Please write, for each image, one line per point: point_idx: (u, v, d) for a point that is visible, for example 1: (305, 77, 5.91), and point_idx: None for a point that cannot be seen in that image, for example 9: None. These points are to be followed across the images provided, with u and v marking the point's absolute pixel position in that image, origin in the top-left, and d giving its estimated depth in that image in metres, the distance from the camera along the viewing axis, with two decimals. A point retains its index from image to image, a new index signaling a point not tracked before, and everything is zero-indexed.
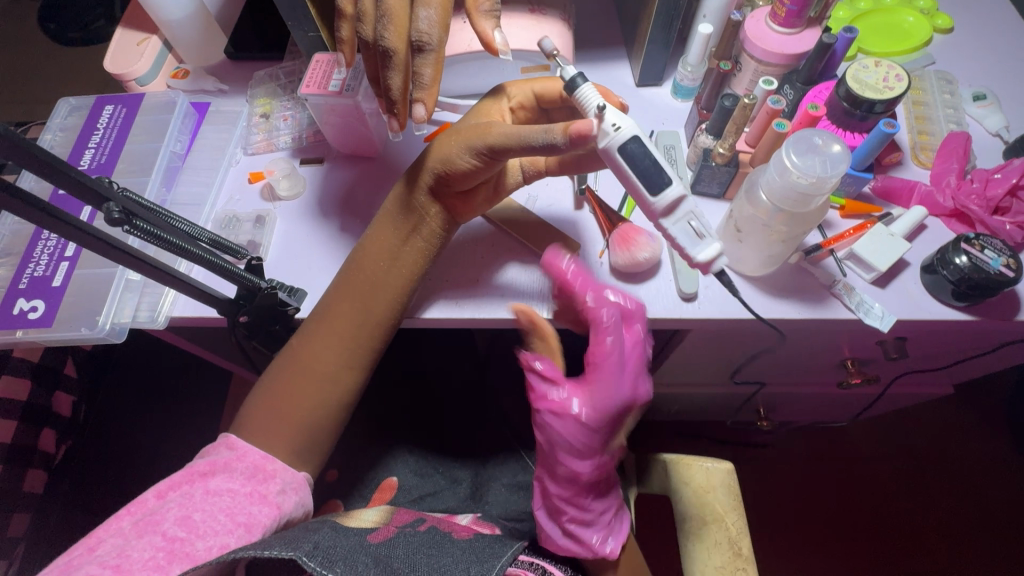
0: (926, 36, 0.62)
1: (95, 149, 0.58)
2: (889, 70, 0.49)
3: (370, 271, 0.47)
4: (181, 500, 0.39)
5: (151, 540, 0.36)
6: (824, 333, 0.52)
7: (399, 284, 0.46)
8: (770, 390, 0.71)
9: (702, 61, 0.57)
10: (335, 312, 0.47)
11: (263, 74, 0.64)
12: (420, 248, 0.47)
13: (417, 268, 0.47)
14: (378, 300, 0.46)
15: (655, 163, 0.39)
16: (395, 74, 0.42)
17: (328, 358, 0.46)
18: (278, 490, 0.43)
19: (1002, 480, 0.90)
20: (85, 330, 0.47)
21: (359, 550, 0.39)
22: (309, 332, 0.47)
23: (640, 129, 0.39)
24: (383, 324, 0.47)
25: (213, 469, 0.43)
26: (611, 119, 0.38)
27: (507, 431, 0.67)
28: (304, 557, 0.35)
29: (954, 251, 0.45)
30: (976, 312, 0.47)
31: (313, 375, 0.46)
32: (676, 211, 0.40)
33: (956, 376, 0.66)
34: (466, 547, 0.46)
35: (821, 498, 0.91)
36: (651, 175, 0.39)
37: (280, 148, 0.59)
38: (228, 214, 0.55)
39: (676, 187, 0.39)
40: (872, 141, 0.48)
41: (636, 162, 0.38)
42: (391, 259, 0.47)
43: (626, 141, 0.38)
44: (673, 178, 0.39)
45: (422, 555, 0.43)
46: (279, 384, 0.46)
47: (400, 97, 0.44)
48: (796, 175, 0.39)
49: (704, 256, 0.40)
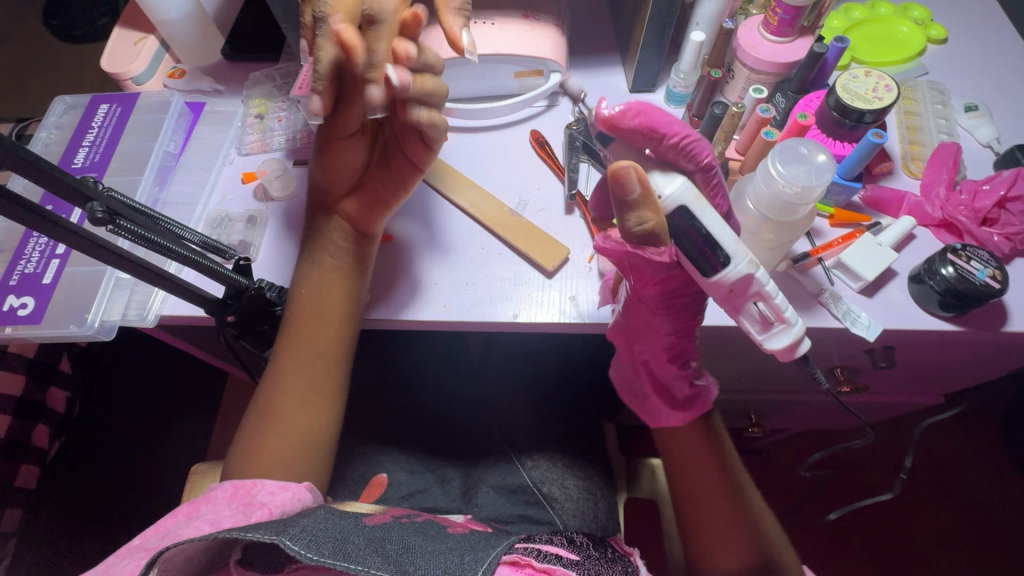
0: (919, 46, 0.62)
1: (89, 148, 0.58)
2: (878, 81, 0.49)
3: (318, 270, 0.49)
4: (161, 527, 0.39)
5: (135, 555, 0.36)
6: (812, 342, 0.52)
7: (332, 314, 0.48)
8: (762, 397, 0.71)
9: (695, 69, 0.56)
10: (293, 315, 0.48)
11: (258, 74, 0.65)
12: (336, 249, 0.50)
13: (341, 285, 0.49)
14: (316, 324, 0.48)
15: (712, 237, 0.36)
16: (325, 42, 0.41)
17: (293, 389, 0.47)
18: (266, 490, 0.42)
19: (996, 490, 0.90)
20: (73, 327, 0.48)
21: (350, 532, 0.39)
22: (288, 333, 0.48)
23: (689, 190, 0.37)
24: (335, 342, 0.49)
25: (194, 505, 0.41)
26: (659, 186, 0.37)
27: (497, 434, 0.66)
28: (286, 540, 0.35)
29: (940, 262, 0.45)
30: (964, 323, 0.47)
31: (281, 414, 0.47)
32: (744, 287, 0.37)
33: (946, 387, 0.66)
34: (460, 539, 0.46)
35: (813, 506, 0.91)
36: (703, 259, 0.37)
37: (273, 149, 0.59)
38: (220, 214, 0.55)
39: (738, 265, 0.36)
40: (861, 151, 0.48)
41: (691, 239, 0.37)
42: (315, 285, 0.48)
43: (672, 209, 0.37)
44: (733, 251, 0.36)
45: (417, 539, 0.43)
46: (253, 432, 0.47)
47: (328, 73, 0.42)
48: (781, 184, 0.40)
49: (782, 343, 0.38)
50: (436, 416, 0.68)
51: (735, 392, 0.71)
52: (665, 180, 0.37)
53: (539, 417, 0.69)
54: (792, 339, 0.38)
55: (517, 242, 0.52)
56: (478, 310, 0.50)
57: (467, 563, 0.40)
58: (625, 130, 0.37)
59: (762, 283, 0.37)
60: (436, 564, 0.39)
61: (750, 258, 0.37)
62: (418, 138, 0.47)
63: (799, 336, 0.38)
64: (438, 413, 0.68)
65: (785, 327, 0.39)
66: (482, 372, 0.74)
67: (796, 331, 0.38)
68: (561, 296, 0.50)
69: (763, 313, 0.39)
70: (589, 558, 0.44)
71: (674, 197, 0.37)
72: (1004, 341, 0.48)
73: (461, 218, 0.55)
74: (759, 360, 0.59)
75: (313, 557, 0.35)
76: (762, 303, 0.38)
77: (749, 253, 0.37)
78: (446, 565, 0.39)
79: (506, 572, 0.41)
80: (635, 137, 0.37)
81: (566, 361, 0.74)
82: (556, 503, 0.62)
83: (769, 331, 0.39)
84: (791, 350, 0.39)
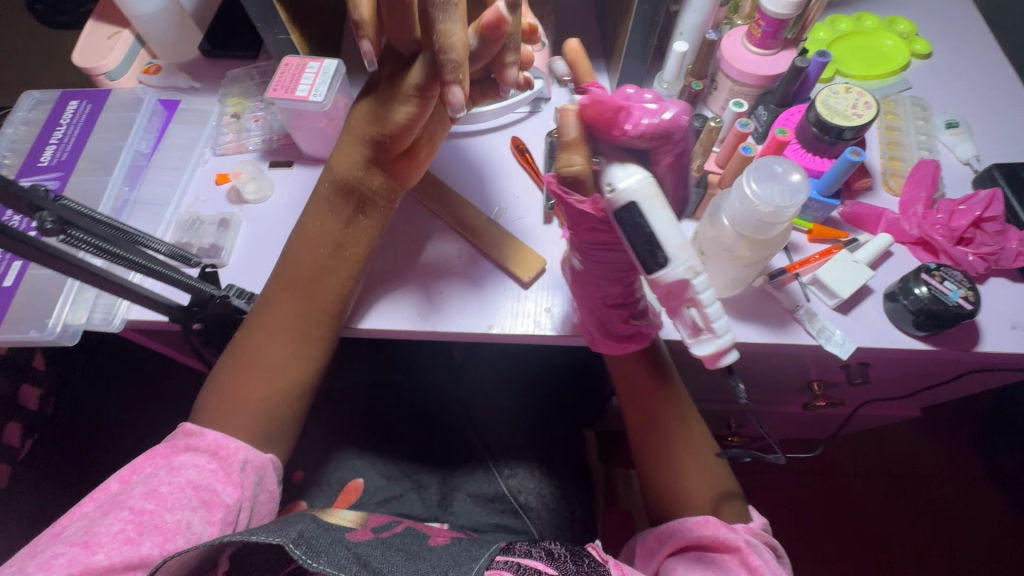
0: (903, 60, 0.62)
1: (56, 146, 0.57)
2: (858, 98, 0.49)
3: (316, 249, 0.46)
4: (146, 479, 0.39)
5: (119, 514, 0.36)
6: (788, 356, 0.52)
7: (328, 296, 0.46)
8: (741, 407, 0.71)
9: (678, 78, 0.55)
10: (276, 305, 0.45)
11: (236, 72, 0.63)
12: (370, 216, 0.47)
13: (360, 257, 0.47)
14: (323, 291, 0.45)
15: (654, 236, 0.35)
16: (454, 24, 0.38)
17: (274, 353, 0.45)
18: (241, 467, 0.42)
19: (972, 500, 0.90)
20: (33, 332, 0.46)
21: (341, 544, 0.39)
22: (257, 324, 0.45)
23: (648, 188, 0.35)
24: (329, 318, 0.46)
25: (175, 449, 0.42)
26: (614, 177, 0.35)
27: (474, 441, 0.66)
28: (290, 544, 0.35)
29: (914, 282, 0.45)
30: (937, 342, 0.47)
31: (258, 371, 0.44)
32: (682, 291, 0.37)
33: (923, 401, 0.66)
34: (444, 552, 0.45)
35: (792, 514, 0.91)
36: (645, 256, 0.36)
37: (249, 150, 0.58)
38: (192, 216, 0.54)
39: (676, 268, 0.35)
40: (838, 168, 0.48)
41: (634, 233, 0.35)
42: (334, 246, 0.46)
43: (622, 205, 0.35)
44: (674, 254, 0.35)
45: (402, 559, 0.41)
46: (223, 379, 0.45)
47: (465, 58, 0.39)
48: (756, 203, 0.39)
49: (706, 351, 0.38)
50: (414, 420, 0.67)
51: (715, 401, 0.71)
52: (622, 171, 0.35)
53: (518, 423, 0.69)
54: (715, 349, 0.37)
55: (493, 252, 0.51)
56: (452, 320, 0.49)
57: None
58: (594, 118, 0.34)
59: (699, 291, 0.36)
60: None
61: (691, 264, 0.36)
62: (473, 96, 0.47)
63: (724, 347, 0.37)
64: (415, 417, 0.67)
65: (710, 336, 0.38)
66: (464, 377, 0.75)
67: (722, 343, 0.37)
68: (536, 307, 0.50)
69: (697, 320, 0.38)
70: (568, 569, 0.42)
71: (629, 189, 0.34)
72: (978, 360, 0.48)
73: (442, 227, 0.54)
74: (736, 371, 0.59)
75: (312, 564, 0.35)
76: (695, 310, 0.37)
77: (692, 259, 0.36)
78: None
79: None
80: (597, 125, 0.35)
81: (546, 368, 0.75)
82: (533, 512, 0.62)
83: (697, 337, 0.38)
84: (714, 358, 0.38)
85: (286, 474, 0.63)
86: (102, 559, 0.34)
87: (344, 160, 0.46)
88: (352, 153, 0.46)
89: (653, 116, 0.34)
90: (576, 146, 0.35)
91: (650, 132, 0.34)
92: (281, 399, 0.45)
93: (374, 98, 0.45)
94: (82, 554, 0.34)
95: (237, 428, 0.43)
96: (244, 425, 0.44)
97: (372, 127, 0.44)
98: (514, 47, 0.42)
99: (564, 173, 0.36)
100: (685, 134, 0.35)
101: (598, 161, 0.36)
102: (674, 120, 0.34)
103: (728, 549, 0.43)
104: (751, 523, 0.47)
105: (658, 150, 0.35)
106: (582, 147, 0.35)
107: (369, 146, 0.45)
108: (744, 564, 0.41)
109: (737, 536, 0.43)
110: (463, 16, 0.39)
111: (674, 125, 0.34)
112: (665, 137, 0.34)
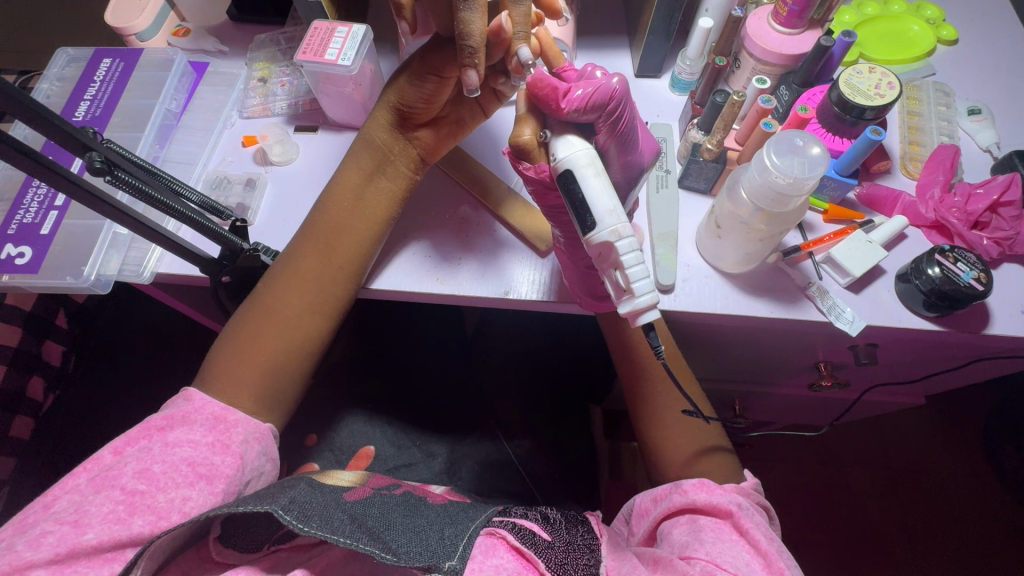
0: (929, 46, 0.61)
1: (90, 101, 0.59)
2: (882, 78, 0.49)
3: (340, 209, 0.48)
4: (139, 454, 0.38)
5: (110, 494, 0.36)
6: (796, 334, 0.53)
7: (348, 252, 0.47)
8: (748, 387, 0.72)
9: (701, 56, 0.57)
10: (300, 259, 0.47)
11: (264, 37, 0.64)
12: (392, 183, 0.49)
13: (382, 212, 0.48)
14: (344, 245, 0.47)
15: (584, 200, 0.36)
16: (474, 14, 0.38)
17: (293, 302, 0.46)
18: (241, 439, 0.42)
19: (972, 495, 0.91)
20: (69, 279, 0.48)
21: (335, 507, 0.39)
22: (277, 279, 0.46)
23: (585, 158, 0.37)
24: (353, 273, 0.48)
25: (171, 423, 0.41)
26: (557, 148, 0.37)
27: (483, 413, 0.67)
28: (280, 510, 0.36)
29: (927, 262, 0.46)
30: (946, 323, 0.47)
31: (279, 319, 0.46)
32: (608, 256, 0.37)
33: (928, 388, 0.66)
34: (440, 511, 0.45)
35: (790, 498, 0.92)
36: (578, 219, 0.37)
37: (275, 114, 0.60)
38: (219, 175, 0.56)
39: (601, 231, 0.36)
40: (858, 147, 0.48)
41: (570, 199, 0.37)
42: (357, 201, 0.48)
43: (562, 171, 0.37)
44: (600, 218, 0.36)
45: (398, 517, 0.42)
46: (244, 324, 0.46)
47: (483, 45, 0.39)
48: (776, 175, 0.40)
49: (623, 311, 0.37)
50: (426, 388, 0.68)
51: (721, 381, 0.72)
52: (563, 143, 0.37)
53: (527, 396, 0.70)
54: (632, 310, 0.37)
55: (510, 221, 0.52)
56: (469, 286, 0.50)
57: (446, 541, 0.39)
58: (535, 96, 0.37)
59: (621, 254, 0.36)
60: (417, 544, 0.38)
61: (616, 228, 0.36)
62: (492, 90, 0.47)
63: (642, 308, 0.36)
64: (427, 386, 0.68)
65: (630, 296, 0.37)
66: (477, 351, 0.77)
67: (640, 304, 0.36)
68: (551, 277, 0.51)
69: (621, 282, 0.37)
70: (563, 537, 0.43)
71: (567, 159, 0.37)
72: (986, 344, 0.49)
73: (461, 194, 0.55)
74: (744, 348, 0.60)
75: (305, 529, 0.36)
76: (620, 273, 0.37)
77: (617, 223, 0.36)
78: (428, 544, 0.39)
79: (482, 544, 0.40)
80: (540, 102, 0.38)
81: (558, 341, 0.76)
82: (539, 482, 0.63)
83: (619, 298, 0.38)
84: (632, 318, 0.37)
85: (300, 435, 0.64)
86: (91, 539, 0.34)
87: (372, 120, 0.49)
88: (378, 115, 0.48)
89: (588, 89, 0.36)
90: (525, 120, 0.38)
91: (587, 102, 0.36)
92: (299, 353, 0.46)
93: (404, 67, 0.47)
94: (72, 533, 0.34)
95: (254, 379, 0.45)
96: (260, 373, 0.45)
97: (397, 96, 0.47)
98: (523, 36, 0.41)
99: (513, 143, 0.39)
100: (622, 102, 0.37)
101: (545, 134, 0.38)
102: (605, 91, 0.36)
103: (720, 513, 0.43)
104: (743, 483, 0.48)
105: (597, 122, 0.38)
106: (530, 121, 0.39)
107: (393, 112, 0.48)
108: (736, 527, 0.42)
109: (728, 501, 0.44)
110: (484, 9, 0.38)
111: (604, 96, 0.36)
112: (599, 108, 0.37)
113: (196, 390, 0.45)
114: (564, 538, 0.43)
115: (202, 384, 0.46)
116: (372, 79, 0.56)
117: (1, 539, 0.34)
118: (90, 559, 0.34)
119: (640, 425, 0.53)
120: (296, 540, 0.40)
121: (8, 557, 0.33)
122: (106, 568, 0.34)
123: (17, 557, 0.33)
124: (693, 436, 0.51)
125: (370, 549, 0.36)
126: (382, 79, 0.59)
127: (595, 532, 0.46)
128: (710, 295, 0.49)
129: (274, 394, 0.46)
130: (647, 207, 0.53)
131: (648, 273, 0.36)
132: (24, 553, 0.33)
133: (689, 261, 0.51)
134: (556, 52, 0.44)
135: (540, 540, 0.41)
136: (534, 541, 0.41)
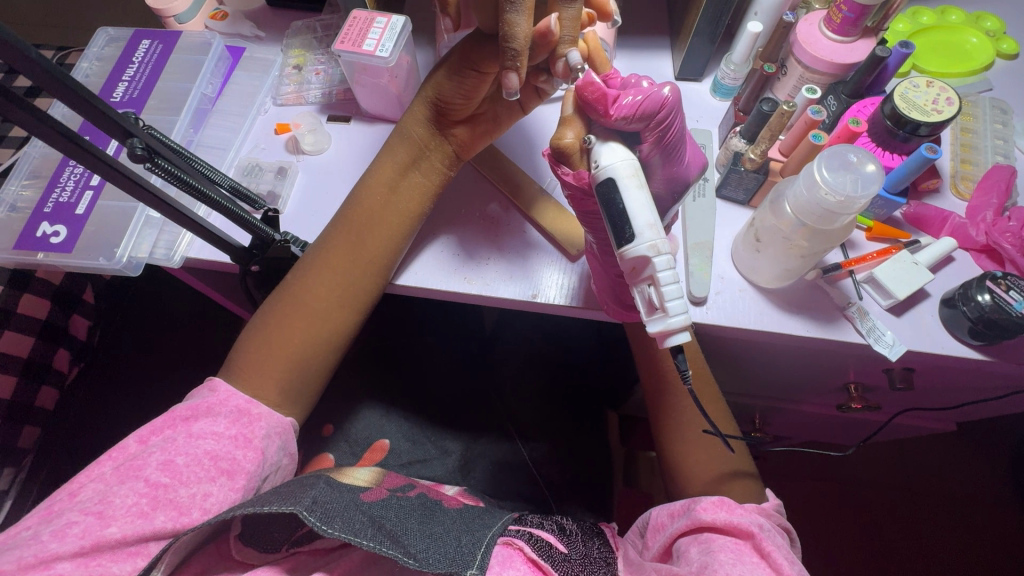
0: (987, 60, 0.59)
1: (128, 83, 0.59)
2: (940, 93, 0.47)
3: (371, 203, 0.47)
4: (164, 444, 0.39)
5: (134, 486, 0.36)
6: (830, 354, 0.51)
7: (377, 246, 0.46)
8: (770, 403, 0.70)
9: (746, 60, 0.55)
10: (329, 251, 0.46)
11: (300, 24, 0.64)
12: (425, 179, 0.48)
13: (413, 207, 0.48)
14: (373, 239, 0.46)
15: (624, 212, 0.35)
16: (521, 15, 0.37)
17: (321, 295, 0.46)
18: (263, 434, 0.42)
19: (996, 525, 0.88)
20: (101, 260, 0.49)
21: (355, 508, 0.39)
22: (307, 270, 0.46)
23: (628, 167, 0.36)
24: (382, 267, 0.47)
25: (195, 413, 0.41)
26: (598, 154, 0.36)
27: (501, 412, 0.67)
28: (304, 511, 0.36)
29: (977, 288, 0.44)
30: (990, 353, 0.45)
31: (306, 311, 0.45)
32: (642, 271, 0.36)
33: (962, 415, 0.64)
34: (456, 516, 0.45)
35: (806, 516, 0.91)
36: (615, 232, 0.36)
37: (309, 102, 0.59)
38: (251, 162, 0.55)
39: (639, 244, 0.35)
40: (910, 164, 0.46)
41: (608, 209, 0.36)
42: (389, 195, 0.47)
43: (603, 179, 0.36)
44: (639, 231, 0.35)
45: (415, 522, 0.41)
46: (272, 315, 0.46)
47: (527, 47, 0.38)
48: (825, 191, 0.39)
49: (654, 329, 0.36)
50: (443, 384, 0.68)
51: (744, 394, 0.71)
52: (606, 149, 0.36)
53: (545, 396, 0.69)
54: (662, 329, 0.36)
55: (542, 222, 0.51)
56: (496, 287, 0.49)
57: (463, 549, 0.39)
58: (584, 99, 0.36)
59: (658, 269, 0.35)
60: (436, 550, 0.38)
61: (655, 242, 0.35)
62: (535, 89, 0.45)
63: (672, 329, 0.35)
64: (445, 381, 0.68)
65: (663, 315, 0.36)
66: (496, 349, 0.76)
67: (672, 325, 0.35)
68: (581, 281, 0.49)
69: (654, 298, 0.36)
70: (579, 550, 0.43)
71: (610, 168, 0.36)
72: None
73: (491, 192, 0.54)
74: (772, 365, 0.58)
75: (328, 530, 0.36)
76: (653, 288, 0.36)
77: (657, 238, 0.35)
78: (446, 551, 0.38)
79: (499, 553, 0.40)
80: (589, 106, 0.36)
81: (580, 344, 0.75)
82: (553, 486, 0.62)
83: (650, 315, 0.37)
84: (661, 338, 0.36)
85: (317, 426, 0.64)
86: (115, 532, 0.34)
87: (409, 115, 0.48)
88: (415, 111, 0.48)
89: (637, 98, 0.35)
90: (571, 122, 0.37)
91: (638, 111, 0.35)
92: (322, 347, 0.46)
93: (442, 62, 0.46)
94: (96, 525, 0.34)
95: (278, 372, 0.45)
96: (285, 365, 0.45)
97: (434, 91, 0.46)
98: (569, 39, 0.40)
99: (554, 145, 0.38)
100: (673, 114, 0.36)
101: (588, 139, 0.37)
102: (655, 99, 0.35)
103: (741, 535, 0.42)
104: (764, 504, 0.47)
105: (643, 131, 0.37)
106: (576, 123, 0.37)
107: (429, 109, 0.47)
108: (756, 549, 0.41)
109: (749, 522, 0.43)
110: (531, 11, 0.37)
111: (655, 104, 0.35)
112: (647, 117, 0.36)
113: (220, 379, 0.45)
114: (582, 552, 0.43)
115: (228, 373, 0.46)
116: (408, 71, 0.55)
117: (28, 526, 0.35)
118: (114, 553, 0.34)
119: (660, 437, 0.52)
120: (314, 543, 0.40)
121: (33, 547, 0.33)
122: (130, 563, 0.34)
123: (43, 548, 0.33)
124: (712, 454, 0.50)
125: (392, 553, 0.36)
126: (418, 72, 0.58)
127: (611, 548, 0.46)
128: (744, 309, 0.48)
129: (298, 386, 0.46)
130: (682, 215, 0.52)
131: (682, 293, 0.35)
132: (49, 544, 0.33)
133: (723, 273, 0.49)
134: (603, 58, 0.43)
135: (556, 552, 0.41)
136: (551, 553, 0.41)
